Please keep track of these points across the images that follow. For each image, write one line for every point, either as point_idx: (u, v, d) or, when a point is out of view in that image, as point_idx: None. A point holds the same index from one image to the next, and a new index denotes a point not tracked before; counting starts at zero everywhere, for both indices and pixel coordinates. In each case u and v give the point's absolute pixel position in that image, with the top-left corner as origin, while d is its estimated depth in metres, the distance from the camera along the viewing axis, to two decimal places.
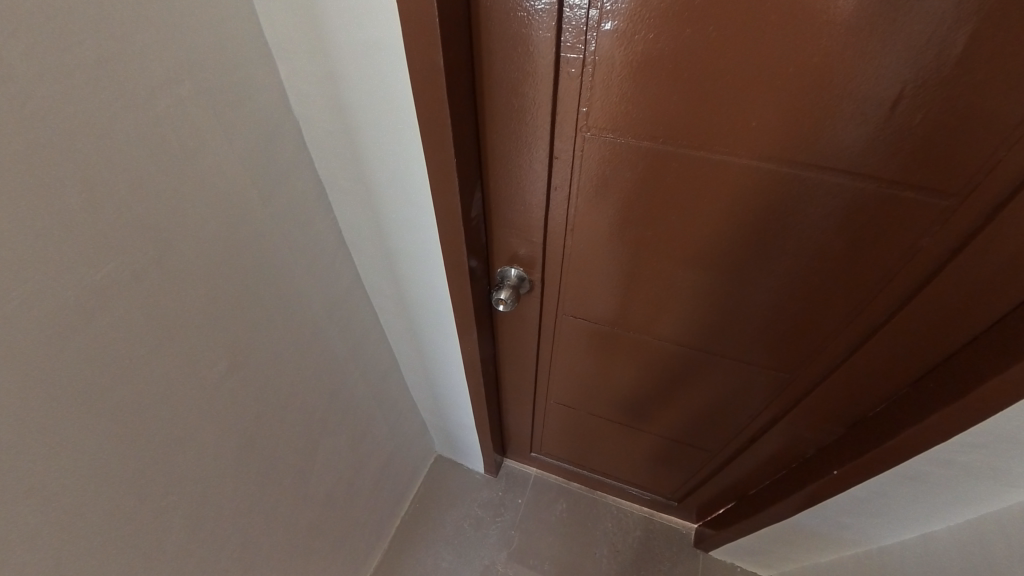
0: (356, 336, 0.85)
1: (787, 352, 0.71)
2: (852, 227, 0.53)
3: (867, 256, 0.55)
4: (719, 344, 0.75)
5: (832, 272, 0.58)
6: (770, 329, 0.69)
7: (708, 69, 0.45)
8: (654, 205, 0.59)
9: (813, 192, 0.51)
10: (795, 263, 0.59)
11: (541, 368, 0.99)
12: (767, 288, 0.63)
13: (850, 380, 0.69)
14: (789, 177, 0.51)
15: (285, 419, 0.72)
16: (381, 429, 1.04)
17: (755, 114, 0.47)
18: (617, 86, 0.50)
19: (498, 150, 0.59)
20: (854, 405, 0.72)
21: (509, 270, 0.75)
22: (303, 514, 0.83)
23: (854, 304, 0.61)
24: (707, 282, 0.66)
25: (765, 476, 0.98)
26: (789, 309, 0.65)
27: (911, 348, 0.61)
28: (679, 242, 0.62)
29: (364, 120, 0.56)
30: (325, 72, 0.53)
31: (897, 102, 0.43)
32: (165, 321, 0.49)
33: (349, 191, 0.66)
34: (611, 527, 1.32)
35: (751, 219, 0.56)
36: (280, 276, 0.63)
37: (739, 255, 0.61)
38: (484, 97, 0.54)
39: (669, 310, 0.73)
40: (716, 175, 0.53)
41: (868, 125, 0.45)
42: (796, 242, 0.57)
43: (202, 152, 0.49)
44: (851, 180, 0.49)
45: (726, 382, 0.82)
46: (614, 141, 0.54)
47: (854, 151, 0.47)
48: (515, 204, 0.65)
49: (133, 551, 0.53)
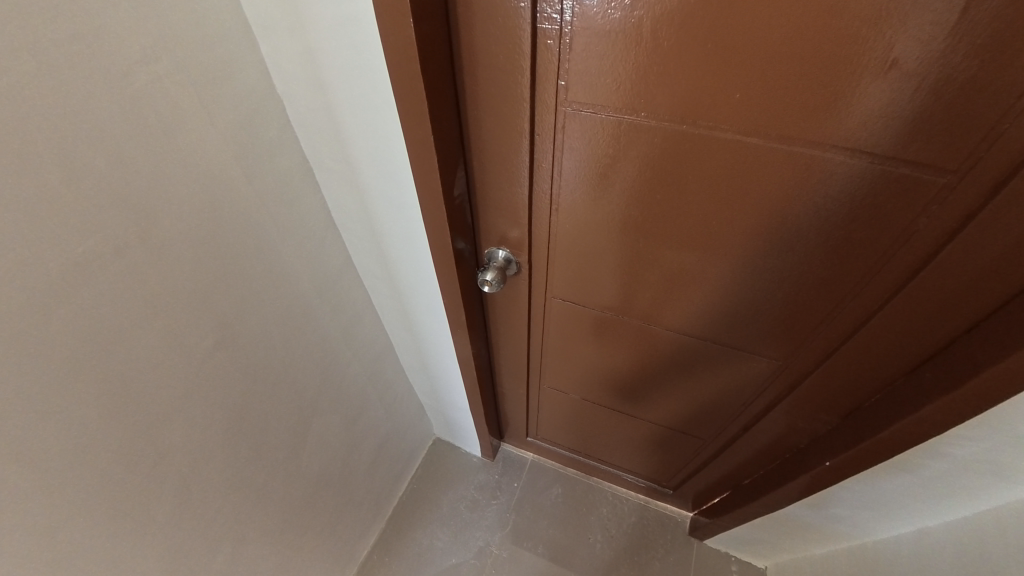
0: (349, 317, 0.86)
1: (782, 341, 0.70)
2: (848, 210, 0.51)
3: (858, 248, 0.54)
4: (710, 334, 0.75)
5: (823, 263, 0.57)
6: (762, 317, 0.68)
7: (689, 53, 0.44)
8: (643, 187, 0.58)
9: (802, 181, 0.50)
10: (787, 248, 0.57)
11: (535, 353, 1.00)
12: (759, 274, 0.62)
13: (843, 369, 0.68)
14: (779, 156, 0.49)
15: (276, 397, 0.74)
16: (376, 410, 1.06)
17: (737, 99, 0.46)
18: (596, 60, 0.48)
19: (479, 126, 0.58)
20: (848, 395, 0.71)
21: (497, 251, 0.74)
22: (296, 491, 0.86)
23: (848, 291, 0.59)
24: (696, 269, 0.65)
25: (759, 466, 0.97)
26: (781, 296, 0.64)
27: (905, 338, 0.59)
28: (668, 226, 0.61)
29: (344, 98, 0.55)
30: (303, 46, 0.52)
31: (890, 74, 0.40)
32: (151, 296, 0.50)
33: (335, 171, 0.66)
34: (606, 513, 1.33)
35: (742, 202, 0.54)
36: (266, 255, 0.64)
37: (728, 245, 0.60)
38: (463, 73, 0.53)
39: (660, 299, 0.73)
40: (704, 154, 0.52)
41: (860, 99, 0.43)
42: (786, 232, 0.56)
43: (181, 131, 0.49)
44: (843, 158, 0.47)
45: (720, 369, 0.81)
46: (595, 117, 0.53)
47: (845, 126, 0.45)
48: (500, 183, 0.64)
49: (123, 516, 0.55)
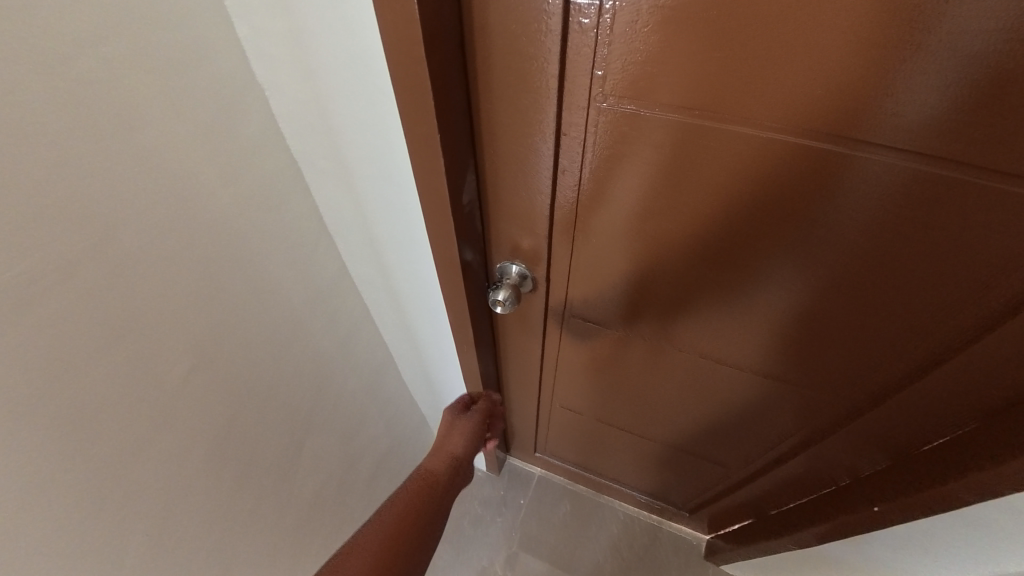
0: (346, 330, 0.79)
1: (809, 366, 0.62)
2: (895, 223, 0.43)
3: (911, 269, 0.46)
4: (730, 355, 0.68)
5: (866, 284, 0.49)
6: (786, 338, 0.60)
7: (723, 37, 0.36)
8: (661, 195, 0.50)
9: (850, 190, 0.42)
10: (825, 267, 0.49)
11: (548, 368, 0.92)
12: (780, 291, 0.55)
13: (880, 396, 0.60)
14: (809, 157, 0.41)
15: (263, 420, 0.67)
16: (376, 425, 0.99)
17: (778, 94, 0.38)
18: (648, 46, 0.39)
19: (493, 123, 0.50)
20: (882, 424, 0.63)
21: (510, 266, 0.67)
22: (290, 520, 0.79)
23: (894, 316, 0.51)
24: (714, 284, 0.58)
25: (787, 497, 0.89)
26: (813, 319, 0.56)
27: (949, 360, 0.51)
28: (688, 239, 0.53)
29: (334, 89, 0.47)
30: (285, 26, 0.44)
31: (943, 54, 0.33)
32: (110, 316, 0.44)
33: (325, 171, 0.58)
34: (616, 532, 1.26)
35: (777, 212, 0.46)
36: (249, 266, 0.57)
37: (756, 260, 0.52)
38: (475, 60, 0.45)
39: (676, 316, 0.65)
40: (720, 155, 0.44)
41: (908, 87, 0.35)
42: (825, 249, 0.48)
43: (135, 125, 0.41)
44: (881, 157, 0.39)
45: (741, 392, 0.74)
46: (636, 116, 0.44)
47: (889, 120, 0.37)
48: (516, 188, 0.56)
49: (87, 562, 0.49)
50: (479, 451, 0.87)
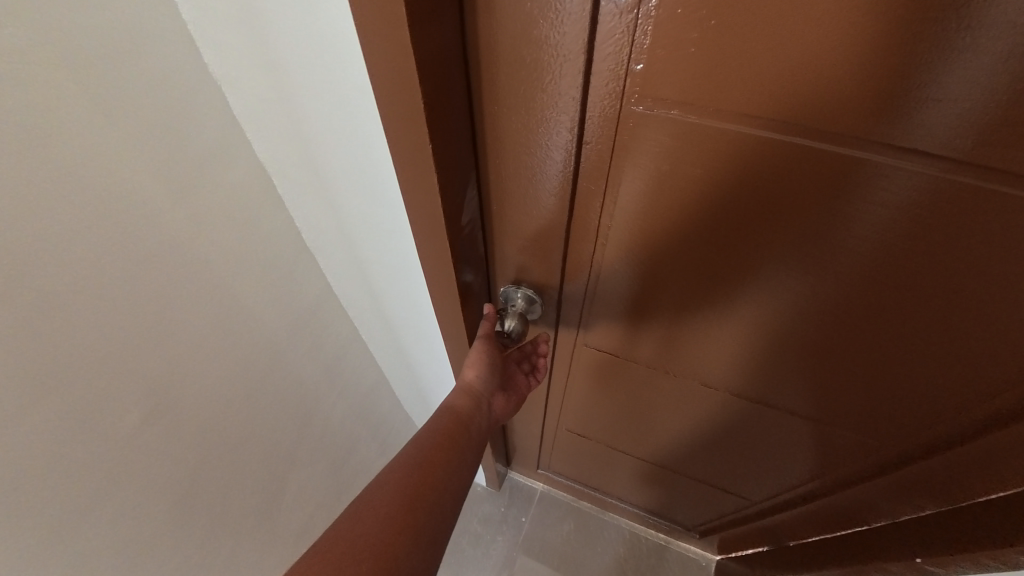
0: (333, 352, 0.72)
1: (821, 384, 0.59)
2: (909, 233, 0.39)
3: (923, 283, 0.42)
4: (732, 371, 0.64)
5: (874, 299, 0.46)
6: (797, 355, 0.56)
7: (746, 32, 0.32)
8: (661, 207, 0.46)
9: (861, 199, 0.39)
10: (832, 280, 0.46)
11: (557, 387, 0.86)
12: (789, 306, 0.51)
13: (890, 416, 0.57)
14: (815, 163, 0.38)
15: (239, 457, 0.60)
16: (370, 448, 0.92)
17: (797, 96, 0.34)
18: (711, 36, 0.33)
19: (502, 128, 0.43)
20: (892, 442, 0.60)
21: (515, 291, 0.60)
22: (274, 559, 0.73)
23: (905, 333, 0.47)
24: (716, 299, 0.54)
25: (807, 527, 0.84)
26: (818, 335, 0.52)
27: (973, 381, 0.48)
28: (687, 251, 0.49)
29: (308, 94, 0.39)
30: (241, 16, 0.36)
31: (981, 47, 0.28)
32: (45, 355, 0.38)
33: (302, 185, 0.51)
34: (622, 552, 1.21)
35: (783, 223, 0.43)
36: (215, 291, 0.51)
37: (759, 273, 0.48)
38: (482, 53, 0.38)
39: (675, 331, 0.61)
40: (731, 163, 0.40)
41: (942, 85, 0.30)
42: (832, 261, 0.44)
43: (51, 130, 0.34)
44: (902, 164, 0.35)
45: (745, 409, 0.70)
46: (685, 122, 0.38)
47: (916, 121, 0.33)
48: (524, 203, 0.49)
49: None
50: (498, 376, 0.66)
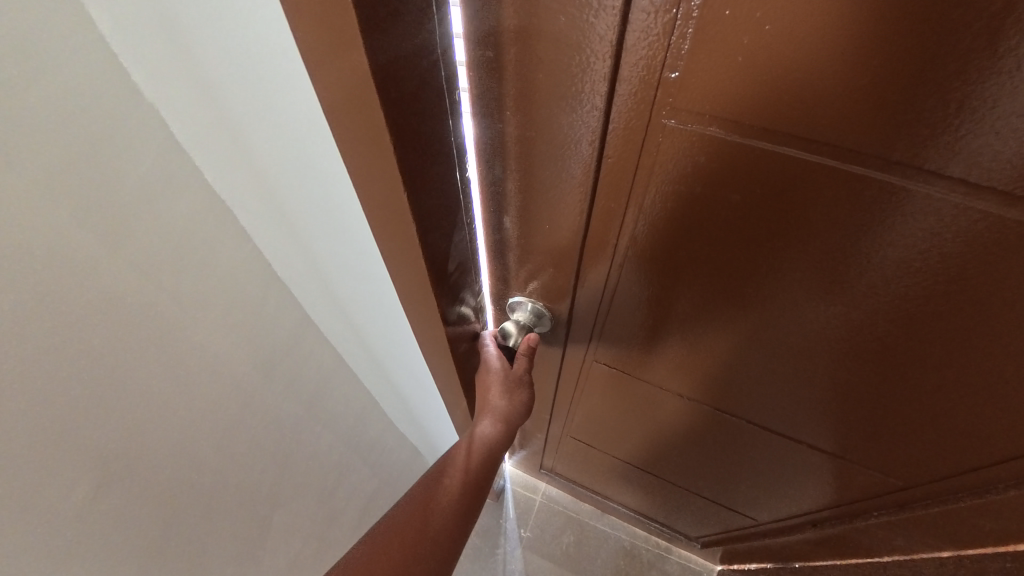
0: (316, 382, 0.68)
1: (835, 416, 0.54)
2: (943, 268, 0.34)
3: (954, 319, 0.37)
4: (738, 394, 0.60)
5: (896, 331, 0.41)
6: (809, 387, 0.52)
7: (792, 49, 0.26)
8: (668, 228, 0.41)
9: (890, 228, 0.34)
10: (852, 312, 0.41)
11: (563, 401, 0.83)
12: (802, 337, 0.46)
13: (906, 452, 0.53)
14: (840, 190, 0.33)
15: (216, 498, 0.57)
16: (361, 472, 0.88)
17: (824, 125, 0.29)
18: (762, 45, 0.27)
19: (513, 139, 0.38)
20: (908, 477, 0.56)
21: (523, 303, 0.54)
22: None
23: (928, 369, 0.43)
24: (723, 324, 0.49)
25: (817, 551, 0.81)
26: (832, 365, 0.48)
27: (1002, 426, 0.43)
28: (693, 275, 0.45)
29: (258, 115, 0.38)
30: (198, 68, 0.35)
31: None
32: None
33: (265, 211, 0.47)
34: (622, 563, 1.20)
35: (800, 250, 0.38)
36: (177, 335, 0.46)
37: (772, 300, 0.44)
38: (493, 54, 0.32)
39: (679, 353, 0.57)
40: (747, 188, 0.35)
41: (991, 108, 0.26)
42: (854, 292, 0.39)
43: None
44: (937, 193, 0.30)
45: (753, 434, 0.66)
46: (722, 142, 0.33)
47: (961, 149, 0.28)
48: (537, 220, 0.44)
49: None
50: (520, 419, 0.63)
